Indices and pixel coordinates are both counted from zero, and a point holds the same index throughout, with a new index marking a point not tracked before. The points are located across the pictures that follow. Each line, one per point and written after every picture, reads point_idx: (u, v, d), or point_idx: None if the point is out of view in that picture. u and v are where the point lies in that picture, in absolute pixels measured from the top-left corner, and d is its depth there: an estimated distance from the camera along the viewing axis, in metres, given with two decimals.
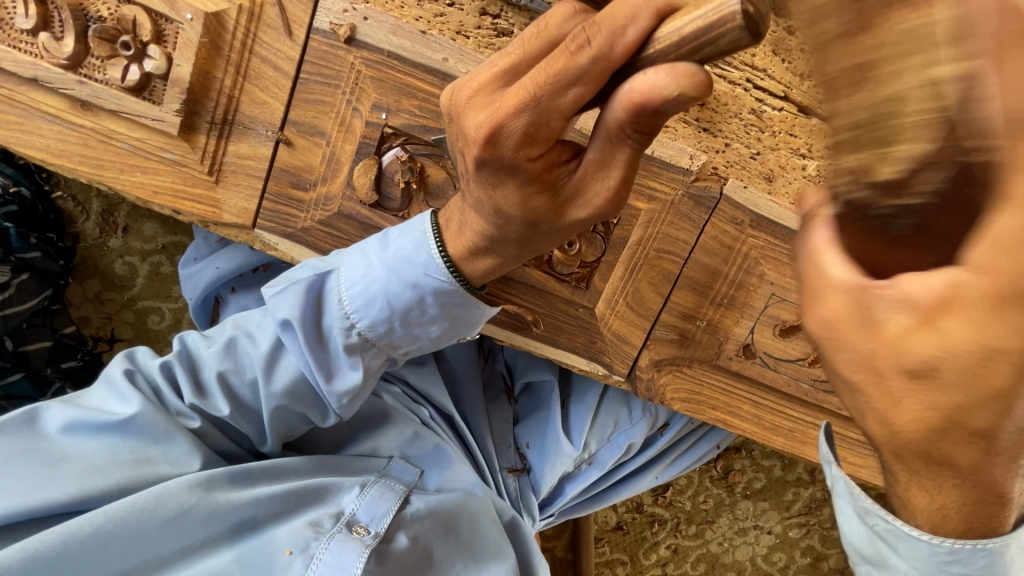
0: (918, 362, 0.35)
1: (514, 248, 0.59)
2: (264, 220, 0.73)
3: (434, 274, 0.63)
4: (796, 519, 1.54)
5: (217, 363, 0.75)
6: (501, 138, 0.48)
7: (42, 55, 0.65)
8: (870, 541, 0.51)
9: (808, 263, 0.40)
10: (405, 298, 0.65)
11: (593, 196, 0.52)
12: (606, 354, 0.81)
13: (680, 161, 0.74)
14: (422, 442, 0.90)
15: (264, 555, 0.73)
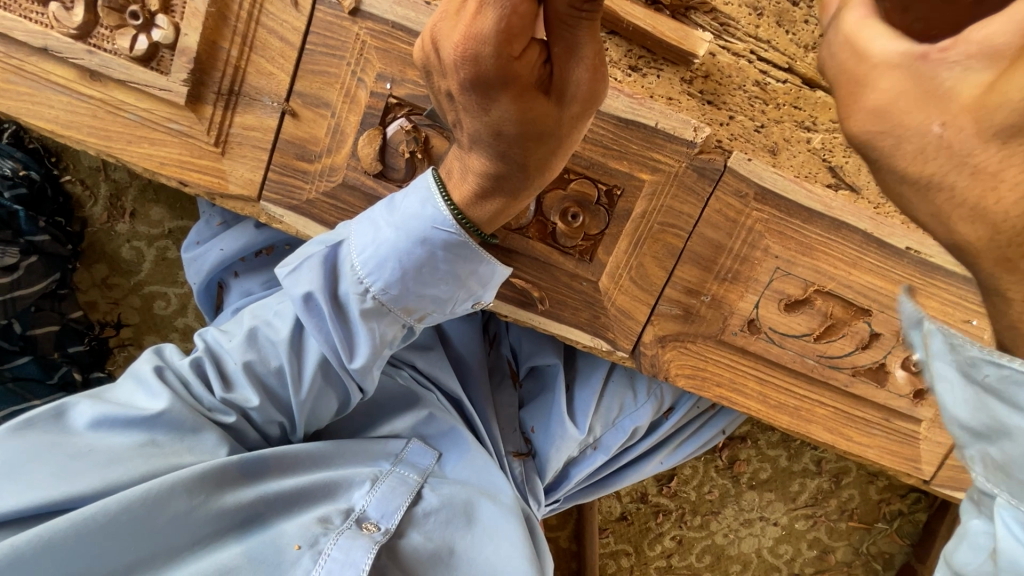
0: (1008, 115, 0.32)
1: (520, 172, 0.61)
2: (270, 192, 0.73)
3: (442, 225, 0.63)
4: (802, 510, 1.52)
5: (239, 351, 0.75)
6: (481, 51, 0.52)
7: (52, 25, 0.66)
8: (982, 405, 0.36)
9: (843, 51, 0.39)
10: (420, 260, 0.65)
11: (580, 81, 0.56)
12: (610, 330, 0.81)
13: (683, 133, 0.73)
14: (434, 426, 0.90)
15: (272, 549, 0.71)
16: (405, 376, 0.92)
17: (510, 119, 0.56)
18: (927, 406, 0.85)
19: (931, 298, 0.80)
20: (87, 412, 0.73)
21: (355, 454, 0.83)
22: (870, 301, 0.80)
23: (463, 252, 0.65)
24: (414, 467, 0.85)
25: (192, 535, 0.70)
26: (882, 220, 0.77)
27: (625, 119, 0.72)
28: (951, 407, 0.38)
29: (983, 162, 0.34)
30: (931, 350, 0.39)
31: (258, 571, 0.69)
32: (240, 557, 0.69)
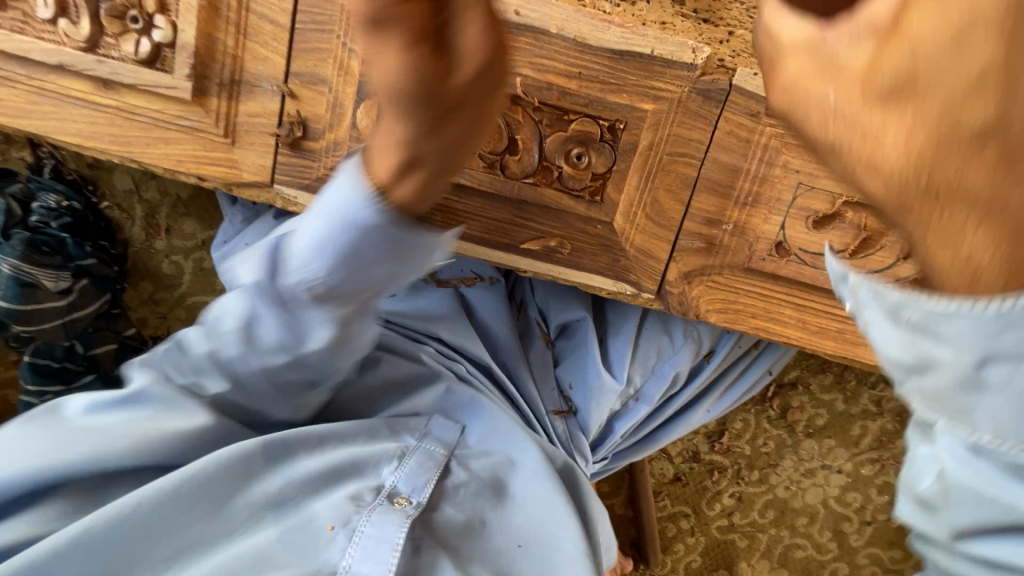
0: (892, 76, 0.31)
1: (430, 143, 0.55)
2: (281, 175, 0.76)
3: (358, 207, 0.58)
4: (867, 455, 1.46)
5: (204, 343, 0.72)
6: None
7: (64, 41, 0.70)
8: (913, 344, 0.37)
9: (762, 34, 0.37)
10: (347, 248, 0.59)
11: (475, 33, 0.50)
12: (633, 272, 0.79)
13: (682, 56, 0.71)
14: (454, 395, 0.90)
15: (307, 531, 0.72)
16: (431, 352, 0.94)
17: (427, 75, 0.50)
18: None
19: None
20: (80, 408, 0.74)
21: (379, 427, 0.83)
22: None
23: (389, 233, 0.59)
24: (440, 441, 0.85)
25: (228, 521, 0.72)
26: None
27: (619, 50, 0.70)
28: (882, 346, 0.39)
29: (872, 124, 0.32)
30: (861, 300, 0.40)
31: (293, 554, 0.70)
32: (274, 542, 0.71)
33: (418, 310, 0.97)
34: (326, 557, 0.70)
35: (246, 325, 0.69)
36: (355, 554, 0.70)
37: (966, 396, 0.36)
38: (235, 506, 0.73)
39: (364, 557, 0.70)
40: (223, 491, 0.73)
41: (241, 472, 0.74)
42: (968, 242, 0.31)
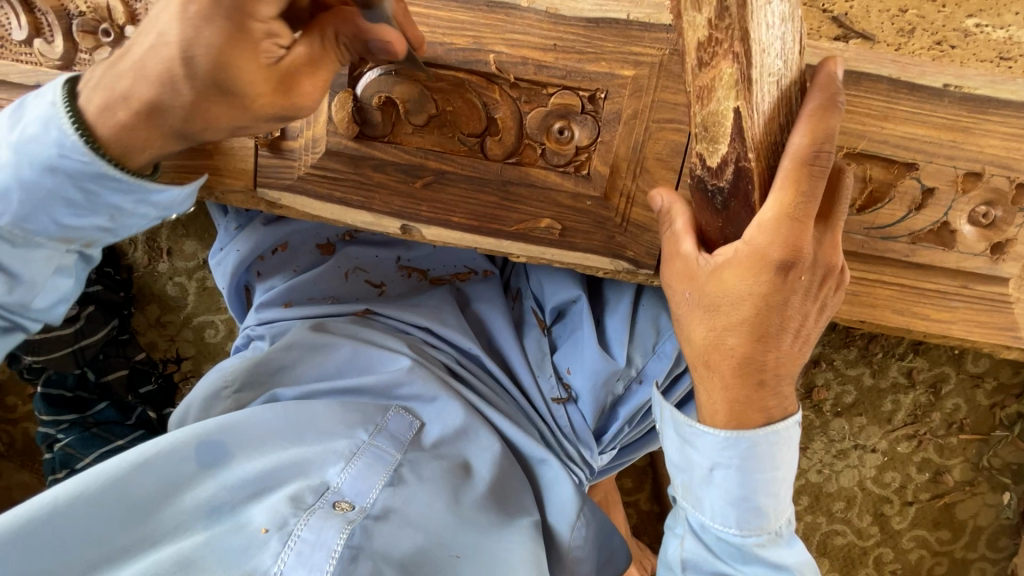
0: (718, 293, 0.61)
1: (139, 130, 0.59)
2: (263, 177, 0.75)
3: (67, 151, 0.59)
4: (902, 431, 1.39)
5: (28, 123, 0.60)
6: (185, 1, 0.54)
7: (41, 61, 0.70)
8: (683, 451, 0.69)
9: (670, 242, 0.67)
10: (47, 191, 0.61)
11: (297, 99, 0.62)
12: (629, 248, 0.76)
13: (660, 18, 0.68)
14: (411, 388, 0.89)
15: (239, 536, 0.69)
16: (415, 339, 0.97)
17: (221, 70, 0.55)
18: (1012, 263, 0.74)
19: (989, 136, 0.70)
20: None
21: (329, 426, 0.82)
22: (914, 153, 0.71)
23: (99, 179, 0.61)
24: (394, 438, 0.84)
25: (156, 529, 0.70)
26: (908, 62, 0.69)
27: (593, 18, 0.68)
28: (669, 453, 0.71)
29: (706, 301, 0.63)
30: (663, 422, 0.71)
31: (219, 559, 0.67)
32: (202, 546, 0.68)
33: (408, 303, 0.99)
34: (257, 563, 0.67)
35: (32, 202, 0.61)
36: (288, 560, 0.67)
37: (697, 491, 0.69)
38: (167, 509, 0.71)
39: (296, 564, 0.67)
40: (152, 494, 0.71)
41: (177, 473, 0.74)
42: (731, 400, 0.64)
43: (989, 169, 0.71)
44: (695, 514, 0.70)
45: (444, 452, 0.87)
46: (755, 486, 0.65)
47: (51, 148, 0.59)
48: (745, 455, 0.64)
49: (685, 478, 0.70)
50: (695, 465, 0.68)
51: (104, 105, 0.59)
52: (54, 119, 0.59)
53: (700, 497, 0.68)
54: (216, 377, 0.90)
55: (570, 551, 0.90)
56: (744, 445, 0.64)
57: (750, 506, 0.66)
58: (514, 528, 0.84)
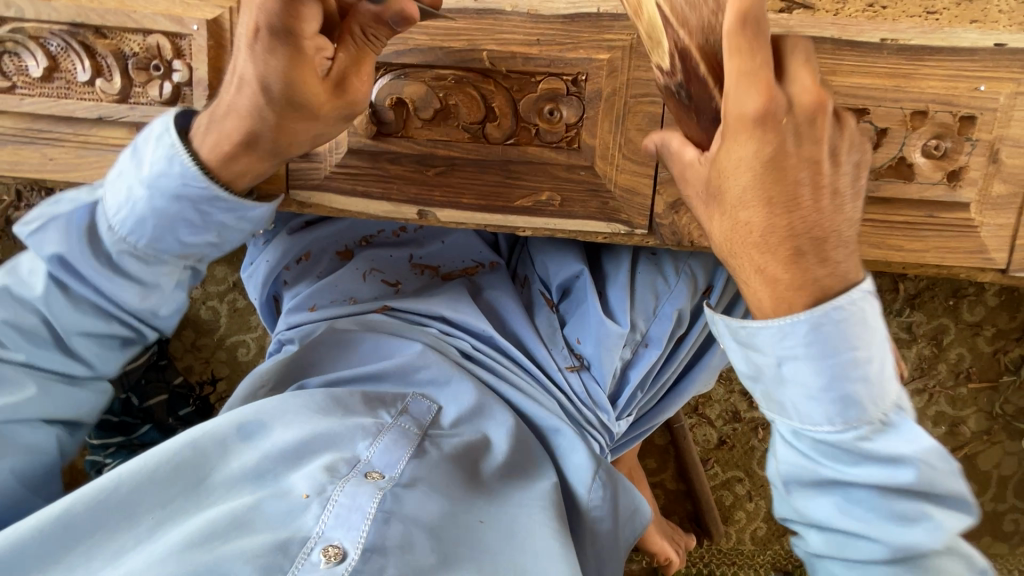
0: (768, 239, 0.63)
1: (246, 154, 0.75)
2: (295, 179, 0.86)
3: (191, 180, 0.74)
4: (912, 386, 1.43)
5: (155, 161, 0.74)
6: (256, 42, 0.69)
7: (101, 98, 0.82)
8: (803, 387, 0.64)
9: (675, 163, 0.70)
10: (173, 216, 0.75)
11: (358, 87, 0.74)
12: (623, 212, 0.85)
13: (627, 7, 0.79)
14: (426, 372, 0.96)
15: (282, 502, 0.75)
16: (434, 330, 1.02)
17: (294, 89, 0.70)
18: (969, 188, 0.82)
19: (928, 77, 0.80)
20: (31, 310, 0.78)
21: (355, 410, 0.88)
22: (864, 100, 0.80)
23: (214, 203, 0.75)
24: (416, 418, 0.91)
25: (207, 499, 0.76)
26: (846, 23, 0.79)
27: (569, 14, 0.79)
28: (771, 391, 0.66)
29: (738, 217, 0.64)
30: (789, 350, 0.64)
31: (265, 523, 0.73)
32: (251, 509, 0.73)
33: (426, 293, 1.06)
34: (299, 525, 0.72)
35: (158, 223, 0.75)
36: (328, 522, 0.72)
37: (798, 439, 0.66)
38: (212, 485, 0.77)
39: (336, 525, 0.72)
40: (200, 473, 0.78)
41: (220, 453, 0.80)
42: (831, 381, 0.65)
43: (932, 107, 0.80)
44: (787, 422, 0.66)
45: (463, 429, 0.93)
46: (850, 374, 0.62)
47: (178, 183, 0.74)
48: (827, 339, 0.61)
49: (767, 385, 0.66)
50: (769, 367, 0.65)
51: (219, 142, 0.74)
52: (175, 156, 0.74)
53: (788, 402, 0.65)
54: (256, 379, 0.99)
55: (588, 513, 0.92)
56: (826, 322, 0.61)
57: (849, 405, 0.62)
58: (534, 492, 0.89)
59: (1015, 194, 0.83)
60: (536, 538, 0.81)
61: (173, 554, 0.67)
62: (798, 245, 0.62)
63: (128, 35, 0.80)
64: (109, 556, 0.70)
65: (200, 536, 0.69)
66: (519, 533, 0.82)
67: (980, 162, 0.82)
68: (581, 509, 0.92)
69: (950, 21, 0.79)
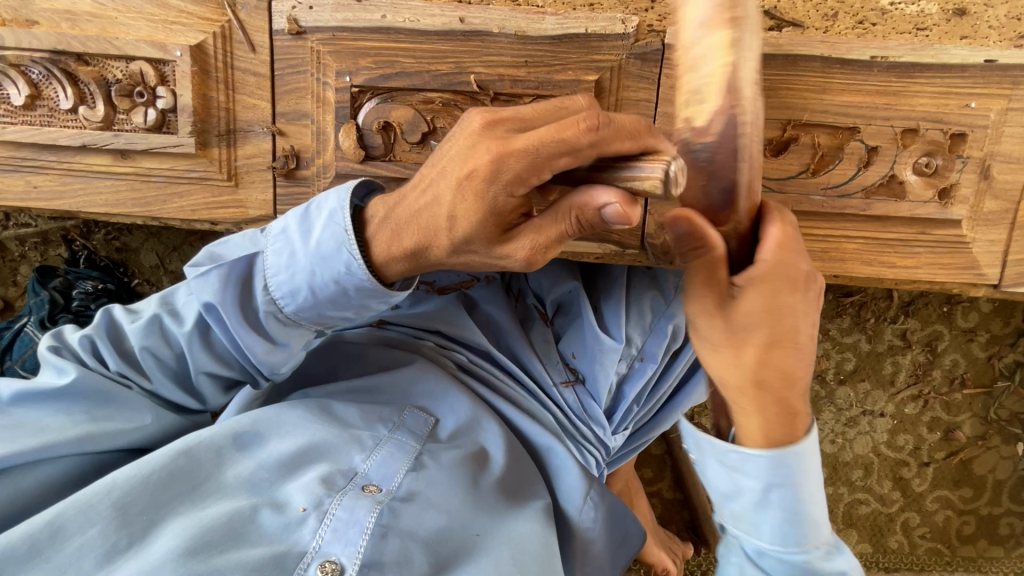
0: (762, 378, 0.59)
1: (326, 306, 0.75)
2: (283, 204, 0.84)
3: (356, 270, 0.72)
4: (907, 393, 1.43)
5: (326, 238, 0.73)
6: (500, 171, 0.59)
7: (85, 125, 0.81)
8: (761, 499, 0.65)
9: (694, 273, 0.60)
10: (332, 295, 0.74)
11: (517, 250, 0.63)
12: (613, 233, 0.86)
13: (614, 28, 0.78)
14: (424, 386, 0.93)
15: (280, 515, 0.74)
16: (430, 344, 1.02)
17: (492, 245, 0.64)
18: (960, 206, 0.82)
19: (918, 95, 0.79)
20: (172, 345, 0.79)
21: (349, 422, 0.86)
22: (854, 118, 0.80)
23: (373, 291, 0.74)
24: (412, 432, 0.87)
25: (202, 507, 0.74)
26: (836, 40, 0.78)
27: (557, 35, 0.78)
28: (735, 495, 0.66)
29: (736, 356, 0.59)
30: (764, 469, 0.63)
31: (259, 539, 0.71)
32: (248, 521, 0.72)
33: (422, 307, 1.03)
34: (296, 539, 0.72)
35: (313, 297, 0.75)
36: (326, 535, 0.73)
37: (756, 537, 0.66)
38: (208, 491, 0.75)
39: (333, 539, 0.72)
40: (196, 479, 0.76)
41: (216, 461, 0.78)
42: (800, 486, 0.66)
43: (923, 125, 0.80)
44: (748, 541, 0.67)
45: (461, 441, 0.89)
46: (808, 501, 0.64)
47: (341, 271, 0.72)
48: (795, 470, 0.62)
49: (734, 506, 0.67)
50: (747, 491, 0.64)
51: (393, 236, 0.70)
52: (345, 244, 0.71)
53: (753, 523, 0.66)
54: (250, 394, 0.94)
55: (579, 532, 0.91)
56: (792, 461, 0.62)
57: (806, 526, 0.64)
58: (528, 509, 0.87)
59: (1005, 210, 0.82)
60: (532, 554, 0.80)
61: (169, 563, 0.66)
62: (764, 379, 0.58)
63: (111, 62, 0.79)
64: (101, 556, 0.67)
65: (198, 544, 0.68)
66: (516, 551, 0.80)
67: (971, 180, 0.81)
68: (571, 527, 0.92)
69: (941, 38, 0.78)
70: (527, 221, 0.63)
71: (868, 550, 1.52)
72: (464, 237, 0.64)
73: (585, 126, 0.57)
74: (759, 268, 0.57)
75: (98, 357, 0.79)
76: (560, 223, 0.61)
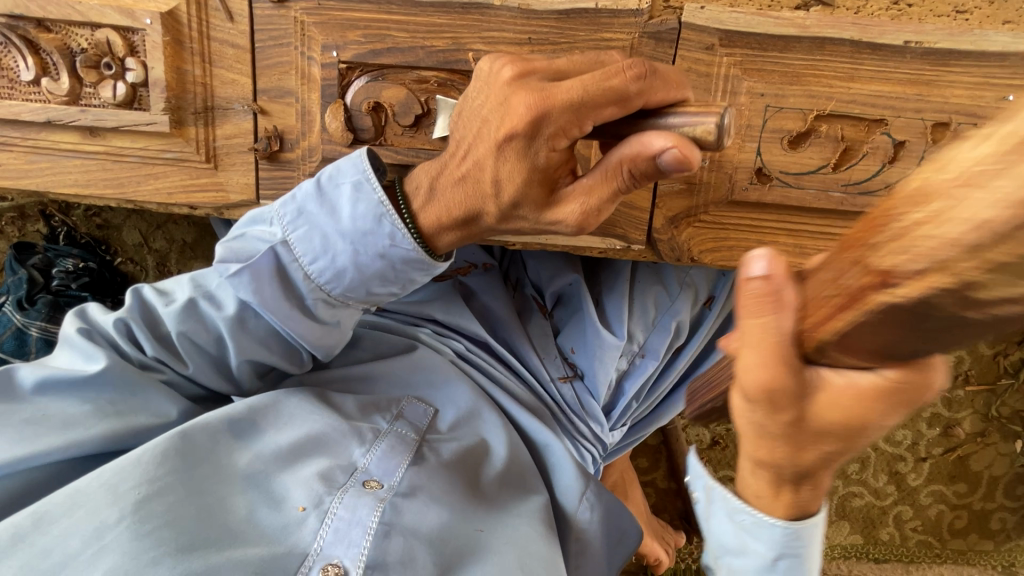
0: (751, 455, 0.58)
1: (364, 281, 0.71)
2: (265, 189, 0.79)
3: (403, 244, 0.68)
4: None
5: (364, 214, 0.68)
6: (542, 124, 0.57)
7: (49, 99, 0.75)
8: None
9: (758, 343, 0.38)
10: (379, 271, 0.70)
11: (568, 212, 0.61)
12: (618, 227, 0.81)
13: (627, 3, 0.72)
14: (423, 375, 0.89)
15: (277, 513, 0.69)
16: (427, 332, 0.96)
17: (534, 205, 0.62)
18: None
19: (954, 85, 0.73)
20: (209, 330, 0.74)
21: (347, 412, 0.82)
22: (882, 109, 0.73)
23: (418, 264, 0.70)
24: (412, 424, 0.83)
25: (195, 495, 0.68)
26: (868, 23, 0.71)
27: (564, 10, 0.71)
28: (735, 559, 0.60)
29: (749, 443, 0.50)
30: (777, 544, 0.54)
31: (257, 538, 0.66)
32: (244, 520, 0.67)
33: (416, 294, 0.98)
34: (297, 540, 0.67)
35: (359, 275, 0.70)
36: (326, 536, 0.68)
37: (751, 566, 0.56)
38: (204, 477, 0.69)
39: (334, 541, 0.68)
40: (191, 463, 0.69)
41: (211, 447, 0.72)
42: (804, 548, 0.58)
43: (956, 118, 0.73)
44: None
45: (461, 434, 0.86)
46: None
47: (387, 246, 0.69)
48: (810, 541, 0.54)
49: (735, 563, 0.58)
50: (752, 554, 0.56)
51: (433, 199, 0.68)
52: (385, 216, 0.67)
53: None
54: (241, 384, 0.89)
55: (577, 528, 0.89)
56: (807, 532, 0.53)
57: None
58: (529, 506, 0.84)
59: None
60: (536, 548, 0.77)
61: (162, 556, 0.60)
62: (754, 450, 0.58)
63: (74, 29, 0.72)
64: (87, 538, 0.61)
65: (196, 541, 0.63)
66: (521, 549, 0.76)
67: None
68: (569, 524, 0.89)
69: (982, 22, 0.71)
70: (574, 182, 0.62)
71: (859, 541, 1.52)
72: (513, 198, 0.62)
73: (632, 75, 0.56)
74: (871, 386, 0.38)
75: (133, 342, 0.75)
76: (610, 181, 0.58)
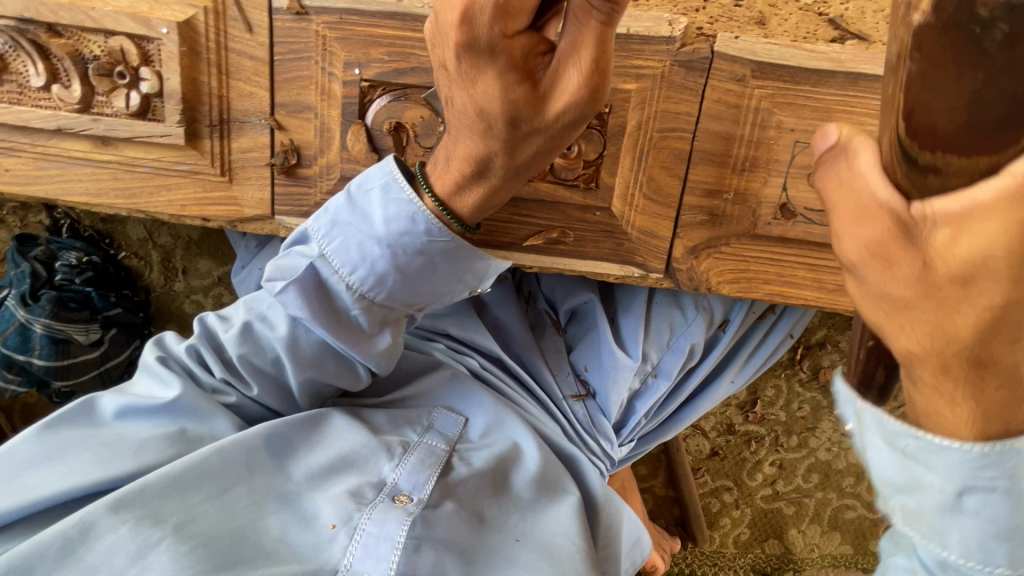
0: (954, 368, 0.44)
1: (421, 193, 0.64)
2: (281, 206, 0.77)
3: (439, 235, 0.68)
4: None
5: (398, 218, 0.67)
6: (476, 16, 0.54)
7: (60, 106, 0.72)
8: None
9: (849, 187, 0.44)
10: (422, 268, 0.69)
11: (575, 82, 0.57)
12: (639, 254, 0.80)
13: (659, 30, 0.70)
14: (446, 387, 0.88)
15: (311, 529, 0.70)
16: (440, 347, 0.95)
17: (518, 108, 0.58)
18: None
19: None
20: (263, 351, 0.75)
21: (376, 426, 0.81)
22: None
23: (460, 254, 0.69)
24: (442, 435, 0.82)
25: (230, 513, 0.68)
26: None
27: None
28: None
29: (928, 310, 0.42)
30: None
31: (291, 553, 0.67)
32: (278, 537, 0.68)
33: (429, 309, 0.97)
34: (328, 557, 0.68)
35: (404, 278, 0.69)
36: (356, 553, 0.68)
37: None
38: (237, 496, 0.69)
39: (364, 557, 0.67)
40: (225, 480, 0.70)
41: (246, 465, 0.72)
42: None
43: None
44: None
45: (492, 439, 0.85)
46: None
47: (419, 234, 0.68)
48: None
49: None
50: None
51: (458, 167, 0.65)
52: (418, 213, 0.67)
53: None
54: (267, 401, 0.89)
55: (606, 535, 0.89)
56: None
57: None
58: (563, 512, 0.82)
59: None
60: (568, 557, 0.76)
61: (199, 573, 0.61)
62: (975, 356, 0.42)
63: (87, 35, 0.70)
64: (132, 554, 0.62)
65: (230, 559, 0.64)
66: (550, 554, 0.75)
67: None
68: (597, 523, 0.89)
69: None
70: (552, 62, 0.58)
71: (848, 551, 1.52)
72: (507, 113, 0.59)
73: None
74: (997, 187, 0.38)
75: (198, 365, 0.77)
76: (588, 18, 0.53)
